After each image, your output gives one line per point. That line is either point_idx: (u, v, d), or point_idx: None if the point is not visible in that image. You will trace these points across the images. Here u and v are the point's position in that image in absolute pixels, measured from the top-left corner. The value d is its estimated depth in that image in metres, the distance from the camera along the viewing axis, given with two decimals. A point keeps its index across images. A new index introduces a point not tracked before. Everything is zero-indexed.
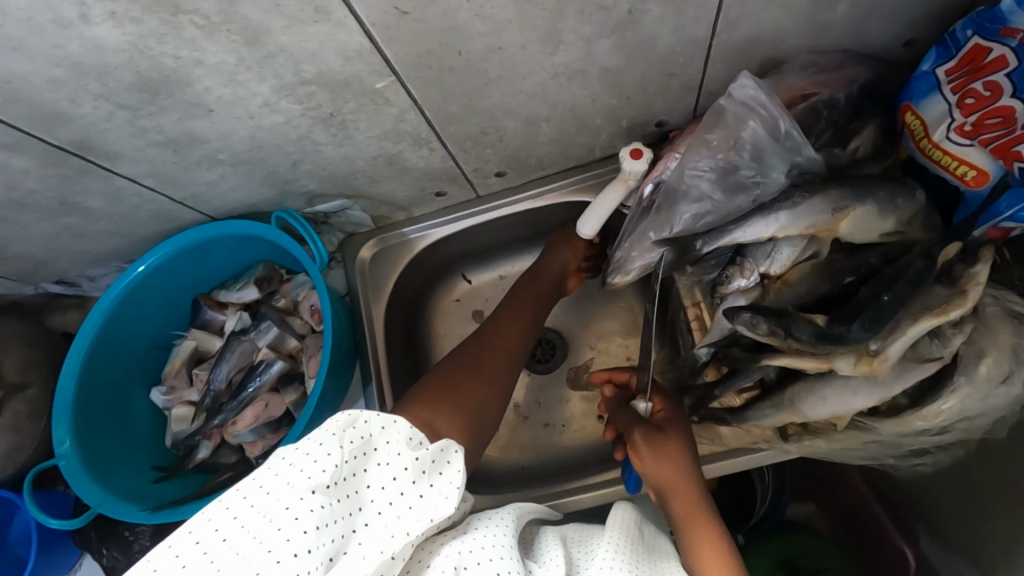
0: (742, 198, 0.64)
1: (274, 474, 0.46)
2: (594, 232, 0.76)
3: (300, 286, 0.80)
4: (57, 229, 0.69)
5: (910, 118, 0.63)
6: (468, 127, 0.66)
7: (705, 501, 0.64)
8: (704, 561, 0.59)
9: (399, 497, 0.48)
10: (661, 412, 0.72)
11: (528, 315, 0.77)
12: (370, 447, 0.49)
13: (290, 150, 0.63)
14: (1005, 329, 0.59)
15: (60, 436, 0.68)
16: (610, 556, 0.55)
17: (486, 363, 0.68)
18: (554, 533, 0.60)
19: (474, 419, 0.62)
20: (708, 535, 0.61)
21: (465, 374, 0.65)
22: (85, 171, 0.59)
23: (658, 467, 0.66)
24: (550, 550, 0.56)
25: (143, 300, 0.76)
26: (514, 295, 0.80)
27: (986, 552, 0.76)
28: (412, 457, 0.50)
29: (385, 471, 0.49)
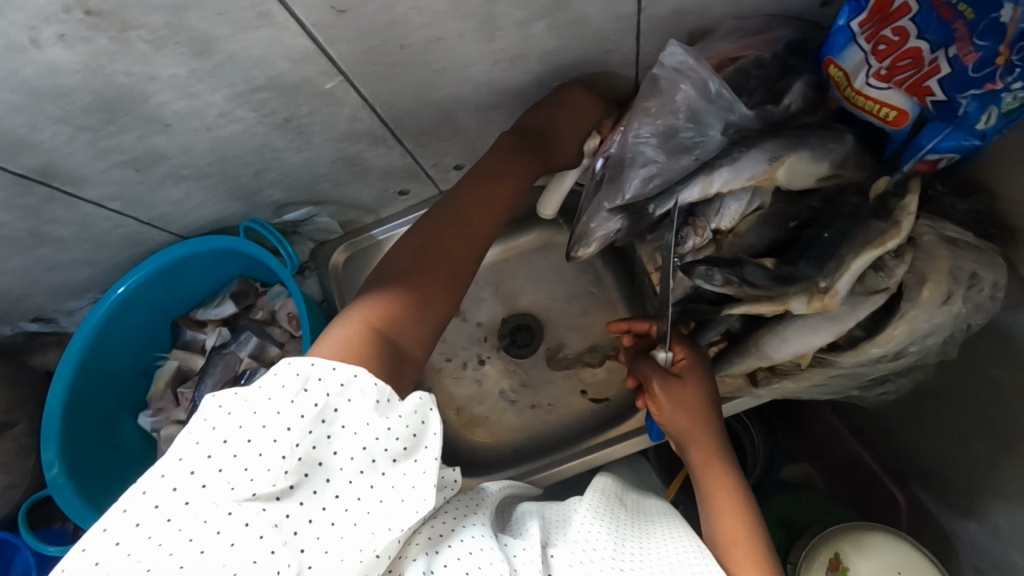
0: (686, 158, 0.67)
1: (218, 471, 0.46)
2: (554, 212, 0.81)
3: (276, 296, 0.82)
4: (29, 262, 0.70)
5: (833, 71, 0.66)
6: (422, 122, 0.70)
7: (721, 445, 0.67)
8: (722, 506, 0.63)
9: (371, 466, 0.49)
10: (683, 361, 0.71)
11: (478, 211, 0.67)
12: (328, 412, 0.49)
13: (252, 160, 0.65)
14: (941, 253, 0.63)
15: (50, 461, 0.70)
16: (591, 511, 0.59)
17: (445, 253, 0.65)
18: (531, 505, 0.62)
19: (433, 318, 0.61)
20: (720, 480, 0.65)
21: (420, 274, 0.63)
22: (50, 198, 0.61)
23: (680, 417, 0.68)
24: (523, 520, 0.59)
25: (119, 324, 0.77)
26: (468, 184, 0.68)
27: (980, 472, 0.78)
28: (384, 426, 0.49)
29: (353, 440, 0.49)
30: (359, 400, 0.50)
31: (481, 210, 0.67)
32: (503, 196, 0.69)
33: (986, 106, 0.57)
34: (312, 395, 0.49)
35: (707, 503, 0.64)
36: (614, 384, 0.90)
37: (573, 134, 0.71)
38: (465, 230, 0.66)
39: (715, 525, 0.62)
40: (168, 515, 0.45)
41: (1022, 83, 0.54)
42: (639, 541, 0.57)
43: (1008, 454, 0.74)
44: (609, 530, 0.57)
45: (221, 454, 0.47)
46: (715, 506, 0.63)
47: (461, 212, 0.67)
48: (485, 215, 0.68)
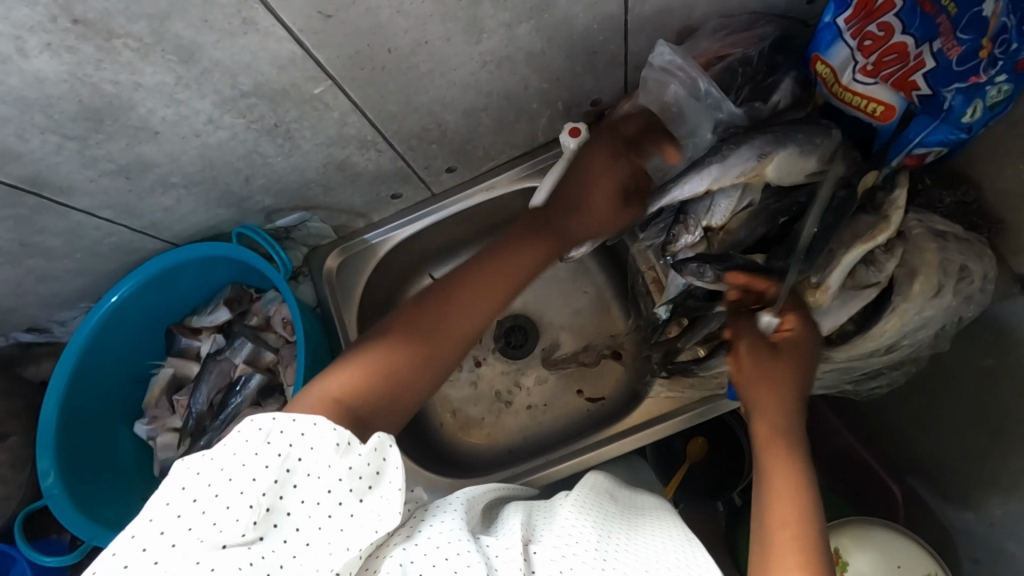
0: (675, 156, 0.69)
1: (189, 527, 0.45)
2: (547, 210, 0.78)
3: (271, 302, 0.81)
4: (21, 272, 0.70)
5: (821, 68, 0.66)
6: (411, 125, 0.70)
7: (795, 422, 0.61)
8: (778, 473, 0.57)
9: (337, 508, 0.48)
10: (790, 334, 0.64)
11: (477, 304, 0.65)
12: (293, 462, 0.48)
13: (242, 166, 0.65)
14: (931, 247, 0.63)
15: (45, 469, 0.70)
16: (572, 513, 0.58)
17: (441, 330, 0.62)
18: (516, 506, 0.61)
19: (392, 405, 0.58)
20: (782, 453, 0.59)
21: (411, 341, 0.60)
22: (40, 208, 0.61)
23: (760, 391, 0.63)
24: (504, 521, 0.58)
25: (111, 334, 0.76)
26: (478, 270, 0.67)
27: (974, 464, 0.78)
28: (345, 467, 0.49)
29: (317, 485, 0.48)
30: (320, 445, 0.49)
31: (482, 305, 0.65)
32: (501, 284, 0.67)
33: (971, 100, 0.57)
34: (275, 446, 0.49)
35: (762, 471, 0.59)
36: (610, 383, 0.90)
37: (596, 210, 0.73)
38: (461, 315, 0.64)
39: (767, 491, 0.57)
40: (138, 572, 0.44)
41: (1005, 76, 0.55)
42: (629, 534, 0.58)
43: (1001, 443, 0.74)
44: (591, 528, 0.56)
45: (184, 510, 0.46)
46: (769, 476, 0.57)
47: (461, 294, 0.65)
48: (481, 302, 0.65)
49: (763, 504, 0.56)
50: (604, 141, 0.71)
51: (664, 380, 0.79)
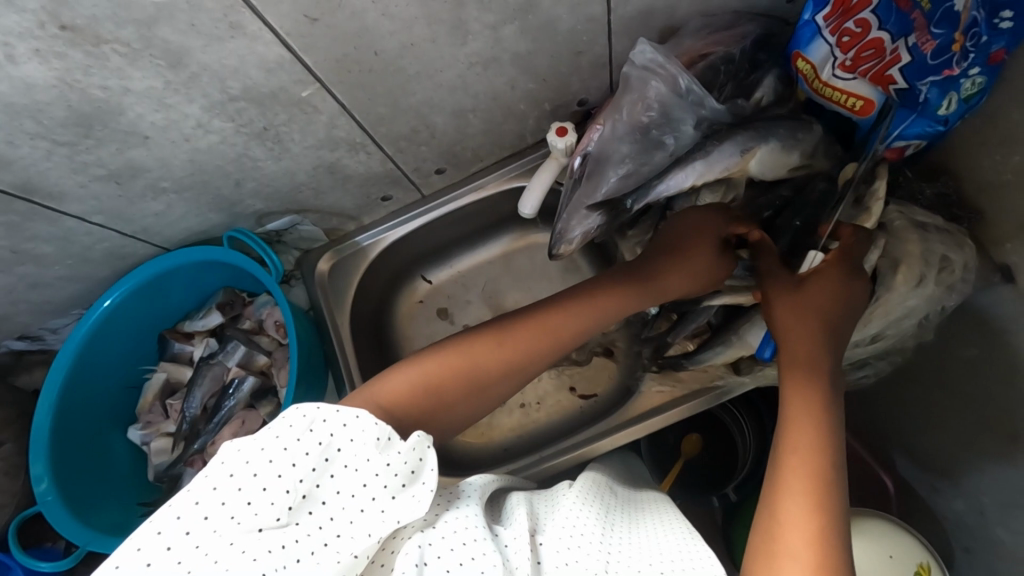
0: (659, 154, 0.69)
1: (224, 506, 0.44)
2: (535, 210, 0.80)
3: (263, 305, 0.81)
4: (13, 280, 0.70)
5: (801, 65, 0.67)
6: (400, 127, 0.71)
7: (828, 366, 0.57)
8: (799, 415, 0.54)
9: (369, 502, 0.46)
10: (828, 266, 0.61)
11: (556, 349, 0.63)
12: (331, 450, 0.47)
13: (231, 170, 0.66)
14: (913, 238, 0.66)
15: (38, 474, 0.69)
16: (576, 503, 0.59)
17: (509, 351, 0.61)
18: (520, 494, 0.62)
19: (425, 420, 0.56)
20: (806, 394, 0.55)
21: (476, 354, 0.60)
22: (31, 215, 0.61)
23: (789, 321, 0.60)
24: (515, 506, 0.59)
25: (105, 338, 0.77)
26: (573, 300, 0.65)
27: (960, 451, 0.80)
28: (383, 462, 0.48)
29: (353, 478, 0.47)
30: (360, 438, 0.48)
31: (541, 351, 0.62)
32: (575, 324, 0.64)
33: (946, 93, 0.58)
34: (317, 434, 0.47)
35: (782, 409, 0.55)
36: (602, 380, 0.91)
37: (685, 270, 0.66)
38: (503, 369, 0.61)
39: (784, 431, 0.53)
40: (168, 544, 0.43)
41: (978, 68, 0.56)
42: (632, 530, 0.58)
43: (985, 431, 0.75)
44: (595, 519, 0.57)
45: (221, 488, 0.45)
46: (789, 416, 0.54)
47: (528, 328, 0.63)
48: (550, 339, 0.63)
49: (778, 443, 0.53)
50: (705, 211, 0.67)
51: (654, 375, 0.80)
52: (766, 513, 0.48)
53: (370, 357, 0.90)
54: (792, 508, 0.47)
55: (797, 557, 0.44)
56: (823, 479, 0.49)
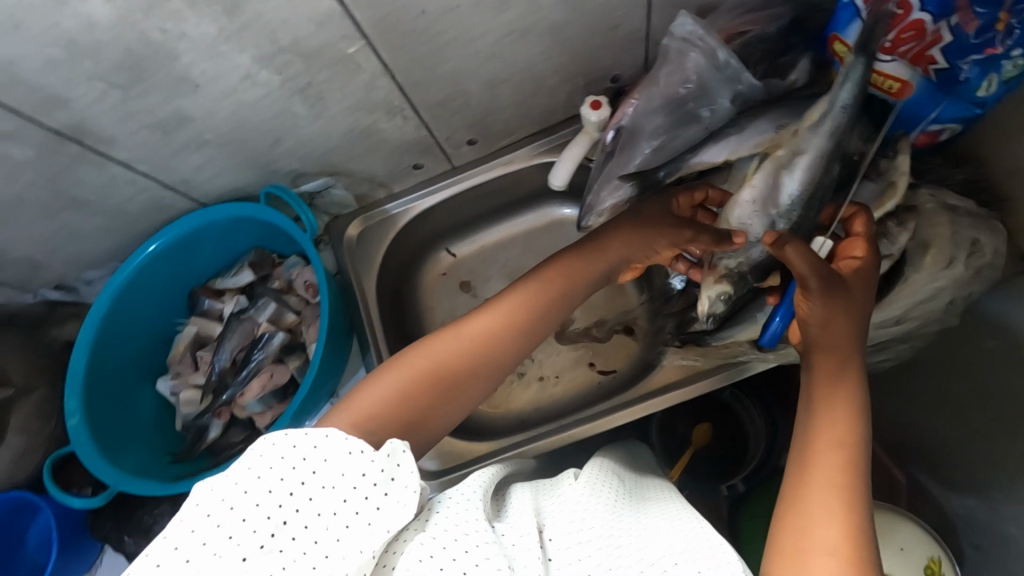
0: (695, 127, 0.70)
1: (201, 544, 0.40)
2: (564, 183, 0.82)
3: (292, 267, 0.83)
4: (55, 228, 0.72)
5: (839, 47, 0.65)
6: (437, 94, 0.72)
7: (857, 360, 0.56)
8: (828, 408, 0.53)
9: (354, 517, 0.42)
10: (854, 260, 0.59)
11: (537, 314, 0.64)
12: (305, 474, 0.43)
13: (272, 127, 0.67)
14: (941, 220, 0.66)
15: (71, 409, 0.71)
16: (585, 497, 0.57)
17: (479, 353, 0.60)
18: (525, 488, 0.59)
19: (412, 431, 0.54)
20: (838, 387, 0.54)
21: (446, 361, 0.58)
22: (80, 159, 0.62)
23: (817, 310, 0.56)
24: (516, 500, 0.57)
25: (135, 289, 0.78)
26: (546, 269, 0.68)
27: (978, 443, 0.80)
28: (361, 473, 0.43)
29: (331, 495, 0.42)
30: (335, 455, 0.43)
31: (508, 345, 0.62)
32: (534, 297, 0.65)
33: (987, 73, 0.58)
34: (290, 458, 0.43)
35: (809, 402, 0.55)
36: (621, 356, 0.92)
37: (624, 237, 0.70)
38: (471, 374, 0.59)
39: (813, 416, 0.54)
40: None
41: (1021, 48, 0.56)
42: (632, 518, 0.57)
43: (1006, 427, 0.74)
44: (609, 510, 0.57)
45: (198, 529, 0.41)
46: (818, 408, 0.54)
47: (493, 327, 0.62)
48: (516, 333, 0.62)
49: (812, 431, 0.53)
50: (651, 198, 0.71)
51: (674, 350, 0.80)
52: (796, 505, 0.49)
53: (393, 325, 0.91)
54: (823, 504, 0.47)
55: (828, 552, 0.45)
56: (852, 474, 0.49)
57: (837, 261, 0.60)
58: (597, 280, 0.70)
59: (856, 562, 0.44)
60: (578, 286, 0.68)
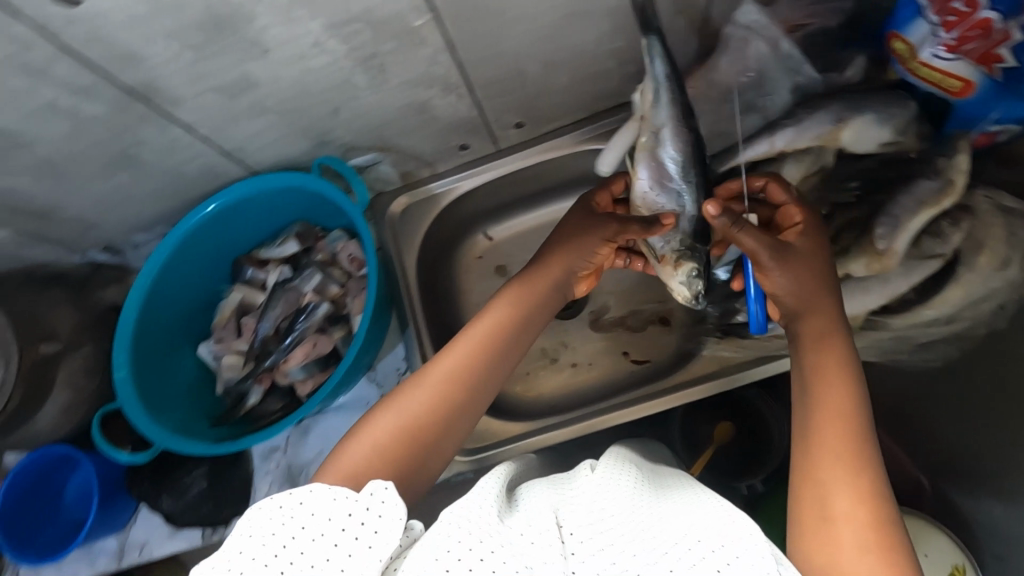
0: (756, 116, 0.71)
1: None
2: (611, 170, 0.81)
3: (335, 240, 0.83)
4: (111, 188, 0.73)
5: (898, 45, 0.64)
6: (493, 72, 0.72)
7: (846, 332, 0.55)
8: (830, 383, 0.52)
9: (348, 561, 0.39)
10: (797, 224, 0.60)
11: (502, 330, 0.60)
12: (297, 528, 0.41)
13: (332, 97, 0.68)
14: (998, 223, 0.65)
15: (119, 363, 0.73)
16: (602, 489, 0.51)
17: (461, 382, 0.56)
18: (543, 486, 0.53)
19: (413, 473, 0.51)
20: (837, 359, 0.54)
21: (428, 402, 0.54)
22: (146, 118, 0.63)
23: (784, 282, 0.56)
24: (533, 495, 0.52)
25: (185, 252, 0.79)
26: (509, 286, 0.64)
27: None
28: (347, 514, 0.41)
29: (323, 545, 0.40)
30: (322, 505, 0.41)
31: (488, 365, 0.58)
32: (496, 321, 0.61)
33: None
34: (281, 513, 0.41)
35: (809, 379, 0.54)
36: (655, 346, 0.91)
37: (567, 251, 0.68)
38: (452, 414, 0.55)
39: (812, 390, 0.53)
40: None
41: None
42: (651, 505, 0.51)
43: None
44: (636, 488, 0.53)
45: None
46: (819, 386, 0.53)
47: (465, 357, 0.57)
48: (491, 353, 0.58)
49: (813, 407, 0.52)
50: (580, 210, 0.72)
51: (716, 340, 0.81)
52: (812, 490, 0.48)
53: (432, 303, 0.92)
54: (838, 484, 0.47)
55: (847, 533, 0.45)
56: (859, 448, 0.49)
57: (779, 231, 0.62)
58: (559, 296, 0.67)
59: (877, 528, 0.45)
60: (544, 308, 0.65)
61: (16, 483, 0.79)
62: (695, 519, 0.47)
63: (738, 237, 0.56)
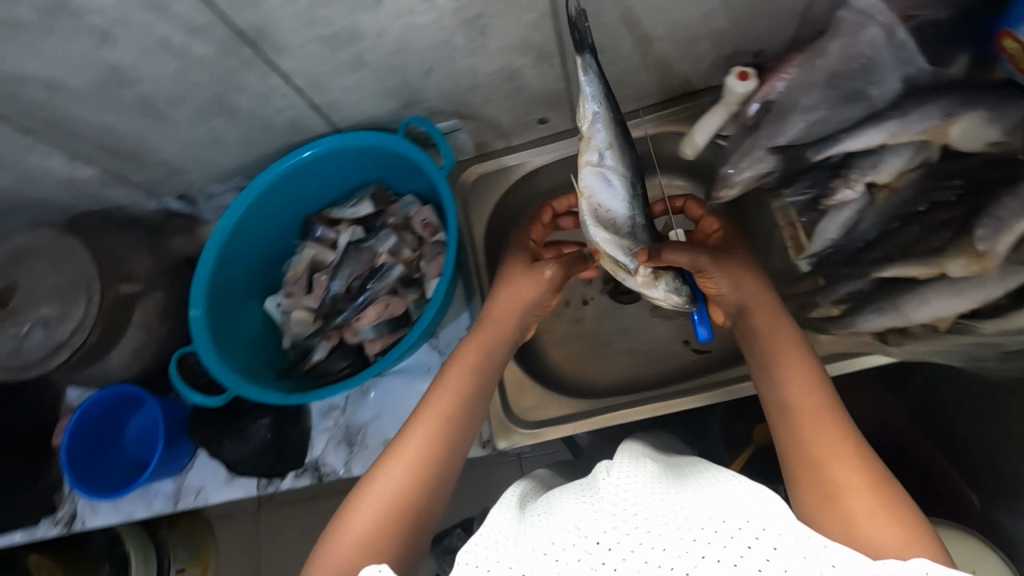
0: (859, 106, 0.68)
1: None
2: (696, 151, 0.82)
3: (409, 206, 0.84)
4: (201, 132, 0.74)
5: (1009, 44, 0.56)
6: (589, 44, 0.71)
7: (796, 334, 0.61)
8: (788, 364, 0.57)
9: None
10: (717, 231, 0.73)
11: (470, 372, 0.63)
12: None
13: (428, 56, 0.68)
14: None
15: (196, 301, 0.74)
16: (613, 492, 0.49)
17: (428, 458, 0.56)
18: (558, 498, 0.52)
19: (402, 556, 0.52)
20: (789, 341, 0.60)
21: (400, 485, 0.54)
22: (250, 63, 0.63)
23: (725, 282, 0.64)
24: (551, 509, 0.51)
25: (264, 205, 0.80)
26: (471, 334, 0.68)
27: None
28: None
29: None
30: None
31: (454, 432, 0.59)
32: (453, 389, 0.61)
33: None
34: None
35: (769, 371, 0.58)
36: (718, 337, 0.90)
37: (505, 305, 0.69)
38: (432, 488, 0.55)
39: (785, 391, 0.56)
40: None
41: None
42: (684, 491, 0.49)
43: None
44: (649, 482, 0.50)
45: None
46: (783, 370, 0.57)
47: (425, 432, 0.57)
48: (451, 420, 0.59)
49: (789, 403, 0.55)
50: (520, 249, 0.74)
51: None
52: (807, 463, 0.50)
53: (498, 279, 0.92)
54: (826, 450, 0.50)
55: (847, 483, 0.47)
56: (830, 408, 0.53)
57: (705, 239, 0.75)
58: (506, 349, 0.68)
59: (883, 492, 0.46)
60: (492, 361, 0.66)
61: (83, 419, 0.80)
62: (712, 504, 0.44)
63: (670, 262, 0.66)
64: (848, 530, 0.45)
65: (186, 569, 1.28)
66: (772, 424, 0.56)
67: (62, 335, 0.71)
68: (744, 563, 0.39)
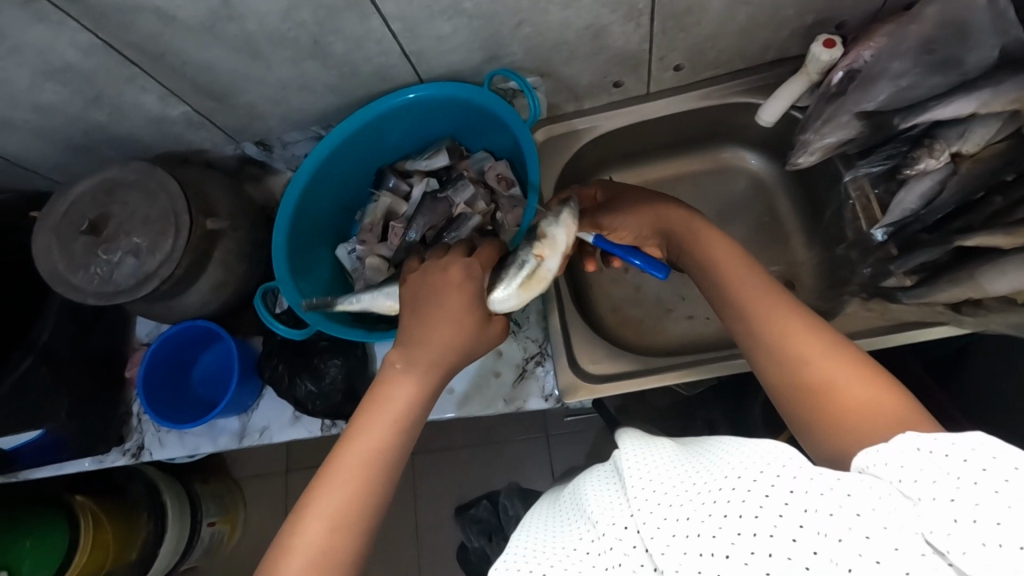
0: (946, 74, 0.70)
1: None
2: (774, 117, 0.82)
3: (480, 161, 0.88)
4: (293, 76, 0.76)
5: None
6: (680, 3, 0.71)
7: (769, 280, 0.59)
8: (734, 283, 0.60)
9: None
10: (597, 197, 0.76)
11: (399, 414, 0.56)
12: None
13: (524, 7, 0.69)
14: None
15: (280, 230, 0.76)
16: (631, 471, 0.45)
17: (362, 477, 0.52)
18: (559, 522, 0.48)
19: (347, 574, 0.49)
20: (741, 271, 0.60)
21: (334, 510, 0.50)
22: (354, 4, 0.64)
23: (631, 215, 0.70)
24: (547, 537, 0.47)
25: (347, 148, 0.82)
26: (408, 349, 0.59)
27: None
28: None
29: None
30: None
31: (390, 448, 0.54)
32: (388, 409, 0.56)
33: None
34: None
35: (722, 294, 0.60)
36: None
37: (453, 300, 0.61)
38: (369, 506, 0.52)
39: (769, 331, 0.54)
40: None
41: None
42: (694, 458, 0.45)
43: None
44: (665, 455, 0.46)
45: None
46: (752, 305, 0.57)
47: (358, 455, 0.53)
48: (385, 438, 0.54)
49: (775, 340, 0.54)
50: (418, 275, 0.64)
51: (860, 301, 0.78)
52: (808, 390, 0.50)
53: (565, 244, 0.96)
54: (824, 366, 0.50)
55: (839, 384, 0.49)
56: (797, 319, 0.54)
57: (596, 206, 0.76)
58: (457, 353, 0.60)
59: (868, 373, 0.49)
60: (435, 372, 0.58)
61: (154, 357, 0.83)
62: (729, 468, 0.40)
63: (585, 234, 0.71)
64: (858, 419, 0.46)
65: (217, 524, 1.31)
66: (769, 379, 0.53)
67: (150, 266, 0.73)
68: (767, 512, 0.36)
